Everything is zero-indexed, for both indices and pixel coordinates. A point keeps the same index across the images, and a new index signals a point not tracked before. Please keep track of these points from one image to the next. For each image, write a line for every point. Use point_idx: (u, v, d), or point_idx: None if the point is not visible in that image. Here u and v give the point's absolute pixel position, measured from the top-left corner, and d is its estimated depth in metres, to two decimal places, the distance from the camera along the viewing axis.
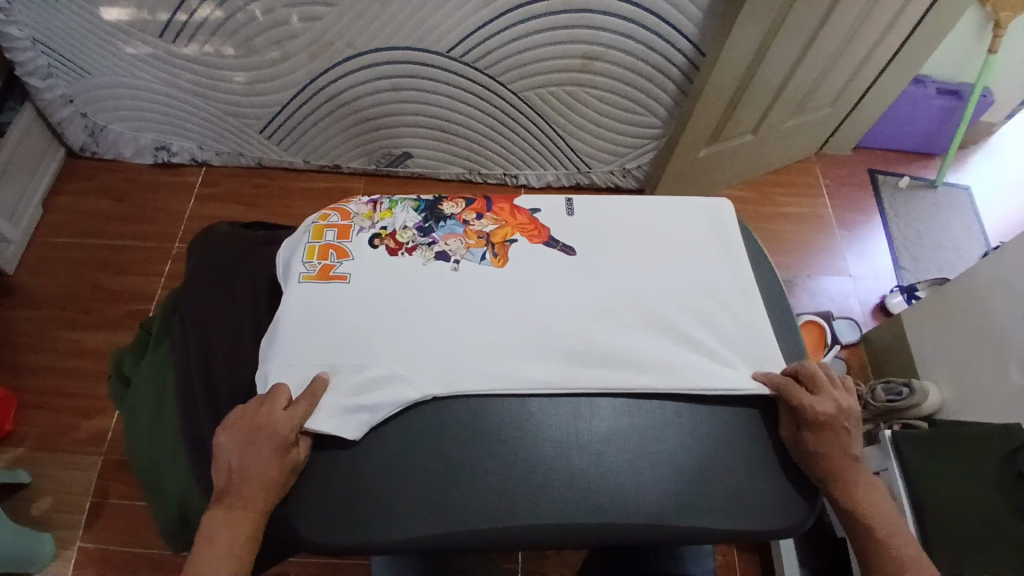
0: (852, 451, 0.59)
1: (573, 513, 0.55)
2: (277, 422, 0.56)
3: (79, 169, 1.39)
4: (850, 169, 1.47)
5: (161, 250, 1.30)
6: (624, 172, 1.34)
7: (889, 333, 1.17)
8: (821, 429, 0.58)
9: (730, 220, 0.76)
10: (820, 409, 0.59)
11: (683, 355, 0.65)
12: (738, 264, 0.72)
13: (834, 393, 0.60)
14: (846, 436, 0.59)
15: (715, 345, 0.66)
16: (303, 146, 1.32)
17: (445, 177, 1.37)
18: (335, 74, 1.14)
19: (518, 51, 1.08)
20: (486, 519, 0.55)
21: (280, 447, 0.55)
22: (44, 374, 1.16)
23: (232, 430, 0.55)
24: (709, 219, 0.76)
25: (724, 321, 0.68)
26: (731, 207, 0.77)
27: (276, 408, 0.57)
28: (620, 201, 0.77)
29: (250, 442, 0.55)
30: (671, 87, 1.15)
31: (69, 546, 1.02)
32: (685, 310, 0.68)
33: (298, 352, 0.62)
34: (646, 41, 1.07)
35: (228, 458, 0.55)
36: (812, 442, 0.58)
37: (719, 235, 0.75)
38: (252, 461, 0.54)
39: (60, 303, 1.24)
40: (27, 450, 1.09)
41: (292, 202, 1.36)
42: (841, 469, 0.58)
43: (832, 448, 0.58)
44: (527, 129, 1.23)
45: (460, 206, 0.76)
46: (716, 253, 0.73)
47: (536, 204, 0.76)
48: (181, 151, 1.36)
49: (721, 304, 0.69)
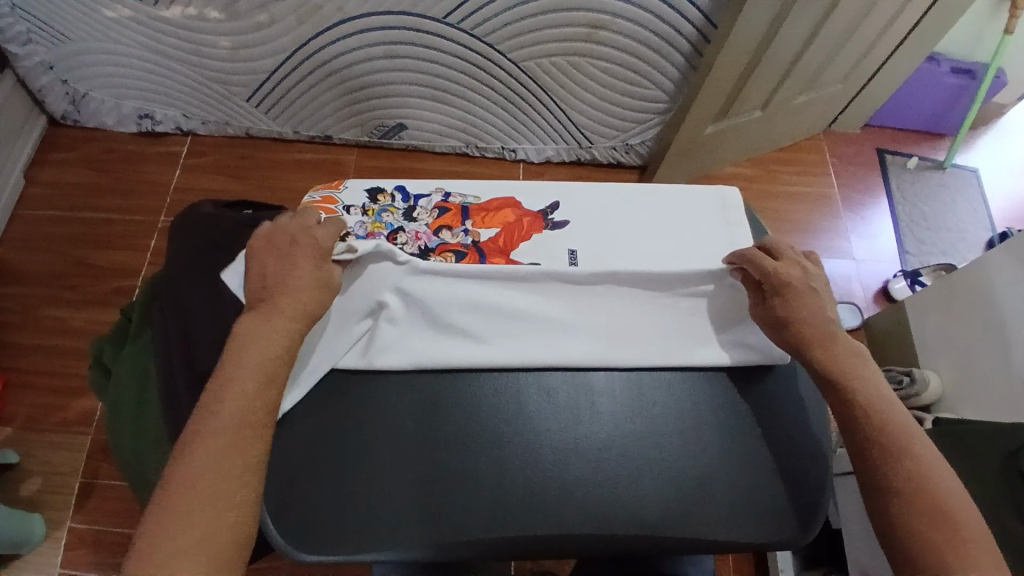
0: (828, 314, 0.55)
1: (573, 522, 0.52)
2: (317, 232, 0.55)
3: (61, 138, 1.33)
4: (858, 149, 1.43)
5: (147, 225, 1.26)
6: (627, 147, 1.29)
7: (892, 320, 1.16)
8: (786, 293, 0.56)
9: (738, 210, 0.71)
10: (784, 272, 0.56)
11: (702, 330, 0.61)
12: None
13: (800, 261, 0.58)
14: (817, 298, 0.56)
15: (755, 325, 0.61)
16: (291, 117, 1.26)
17: (441, 150, 1.32)
18: (324, 40, 1.08)
19: (519, 19, 1.02)
20: (481, 528, 0.52)
21: (318, 253, 0.55)
22: (32, 352, 1.14)
23: (267, 240, 0.55)
24: (716, 209, 0.71)
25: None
26: (738, 195, 0.71)
27: (310, 221, 0.56)
28: (619, 189, 0.73)
29: (285, 258, 0.54)
30: (679, 61, 1.10)
31: (60, 527, 1.01)
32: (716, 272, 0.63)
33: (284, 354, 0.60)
34: (654, 11, 1.01)
35: (262, 263, 0.53)
36: (780, 307, 0.56)
37: (726, 232, 0.70)
38: (292, 263, 0.53)
39: (44, 279, 1.20)
40: (15, 430, 1.08)
41: (281, 174, 1.31)
42: (817, 333, 0.54)
43: (805, 309, 0.55)
44: (527, 101, 1.18)
45: (449, 260, 0.69)
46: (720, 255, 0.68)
47: (533, 257, 0.68)
48: (166, 120, 1.30)
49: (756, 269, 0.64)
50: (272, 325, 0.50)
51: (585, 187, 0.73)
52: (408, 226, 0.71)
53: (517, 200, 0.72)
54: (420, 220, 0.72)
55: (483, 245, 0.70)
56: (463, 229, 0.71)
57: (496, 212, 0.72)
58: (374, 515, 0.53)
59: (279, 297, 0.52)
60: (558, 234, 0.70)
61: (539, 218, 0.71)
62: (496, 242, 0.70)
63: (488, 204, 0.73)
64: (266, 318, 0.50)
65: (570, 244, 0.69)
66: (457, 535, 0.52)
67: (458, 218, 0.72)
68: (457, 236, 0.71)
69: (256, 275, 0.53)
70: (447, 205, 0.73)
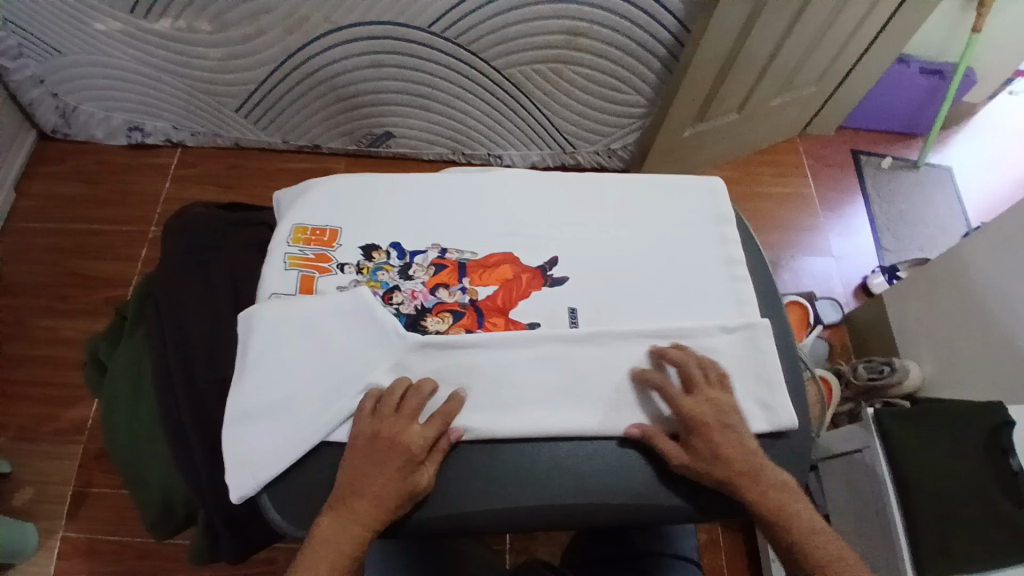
0: (745, 443, 0.55)
1: (561, 493, 0.54)
2: (409, 437, 0.52)
3: (50, 152, 1.34)
4: (833, 149, 1.48)
5: (138, 235, 1.27)
6: (611, 152, 1.32)
7: (872, 313, 1.19)
8: (708, 434, 0.54)
9: (725, 199, 0.69)
10: (698, 412, 0.55)
11: (702, 387, 0.59)
12: (753, 316, 0.62)
13: (710, 395, 0.56)
14: (732, 430, 0.55)
15: (761, 388, 0.60)
16: (281, 127, 1.29)
17: (428, 157, 1.35)
18: (312, 50, 1.11)
19: (500, 27, 1.06)
20: (474, 501, 0.53)
21: (407, 462, 0.52)
22: (22, 363, 1.14)
23: (367, 434, 0.53)
24: (702, 197, 0.69)
25: (748, 298, 0.63)
26: (724, 186, 0.70)
27: (409, 420, 0.53)
28: (602, 180, 0.68)
29: (382, 457, 0.52)
30: (657, 66, 1.13)
31: (52, 535, 1.02)
32: (721, 330, 0.60)
33: (275, 428, 0.55)
34: (631, 16, 1.05)
35: (355, 457, 0.52)
36: (697, 445, 0.54)
37: (713, 223, 0.67)
38: (377, 471, 0.51)
39: (33, 291, 1.21)
40: (4, 440, 1.08)
41: (271, 183, 1.33)
42: (732, 466, 0.53)
43: (723, 444, 0.54)
44: (511, 107, 1.21)
45: (446, 321, 0.61)
46: (724, 302, 0.63)
47: (533, 316, 0.61)
48: (155, 132, 1.31)
49: (761, 326, 0.61)
50: (348, 532, 0.50)
51: (572, 177, 0.68)
52: (404, 284, 0.62)
53: (515, 255, 0.63)
54: (415, 278, 0.63)
55: (482, 304, 0.62)
56: (461, 286, 0.62)
57: (494, 268, 0.63)
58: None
59: (356, 498, 0.51)
60: (557, 292, 0.62)
61: (538, 275, 0.62)
62: (494, 301, 0.62)
63: (486, 258, 0.63)
64: (346, 523, 0.50)
65: (570, 302, 0.61)
66: (455, 508, 0.53)
67: (455, 275, 0.63)
68: (454, 294, 0.62)
69: (344, 474, 0.52)
70: (444, 261, 0.63)
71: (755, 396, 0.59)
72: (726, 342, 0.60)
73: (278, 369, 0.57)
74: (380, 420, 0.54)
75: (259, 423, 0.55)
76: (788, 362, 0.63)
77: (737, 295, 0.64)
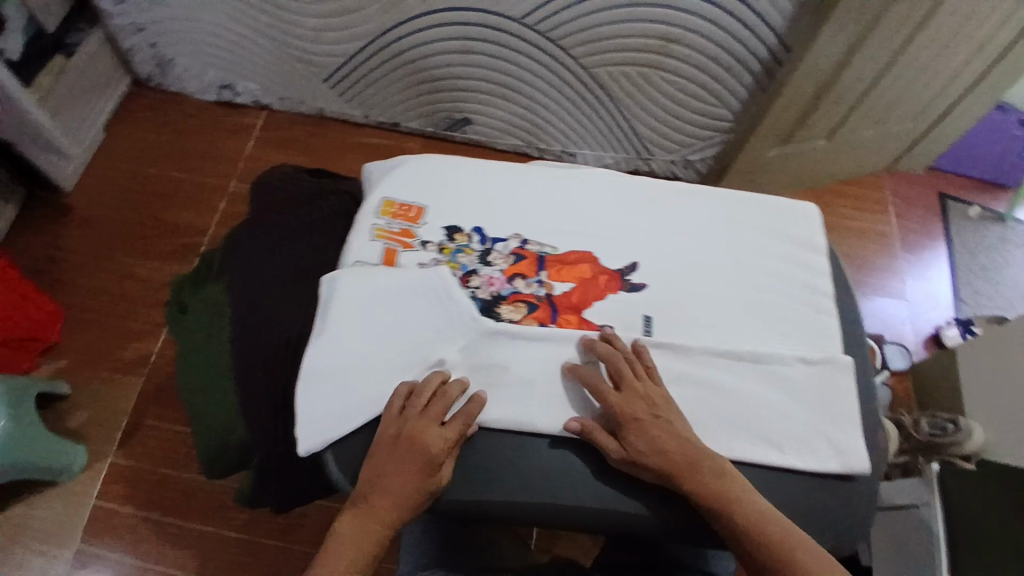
0: (683, 436, 0.53)
1: (604, 497, 0.54)
2: (428, 439, 0.52)
3: (143, 98, 1.40)
4: (918, 190, 1.41)
5: (218, 188, 1.32)
6: (686, 163, 1.29)
7: (939, 365, 1.13)
8: (640, 427, 0.53)
9: (818, 226, 0.67)
10: (628, 408, 0.54)
11: (770, 414, 0.58)
12: (835, 351, 0.61)
13: (642, 390, 0.55)
14: (664, 423, 0.53)
15: (830, 423, 0.58)
16: (364, 101, 1.31)
17: (502, 147, 1.36)
18: (404, 29, 1.13)
19: (593, 25, 1.05)
20: (520, 493, 0.54)
21: (425, 465, 0.52)
22: (95, 295, 1.21)
23: (389, 434, 0.53)
24: (795, 222, 0.67)
25: (831, 332, 0.62)
26: (817, 214, 0.68)
27: (430, 422, 0.53)
28: (693, 192, 0.67)
29: (402, 457, 0.52)
30: (748, 82, 1.10)
31: (101, 459, 1.09)
32: (800, 361, 0.60)
33: (342, 387, 0.57)
34: (728, 29, 1.02)
35: (375, 457, 0.53)
36: (632, 443, 0.52)
37: (802, 248, 0.66)
38: (395, 473, 0.52)
39: (113, 229, 1.27)
40: (69, 364, 1.15)
41: (346, 154, 1.36)
42: (671, 462, 0.51)
43: (656, 436, 0.52)
44: (592, 107, 1.20)
45: (520, 310, 0.61)
46: (806, 332, 0.62)
47: (608, 318, 0.61)
48: (244, 92, 1.36)
49: (844, 363, 0.60)
50: (366, 532, 0.51)
51: (661, 184, 0.67)
52: (482, 269, 0.63)
53: (594, 255, 0.64)
54: (493, 264, 0.63)
55: (556, 299, 0.62)
56: (538, 279, 0.63)
57: (573, 265, 0.63)
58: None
59: (375, 498, 0.52)
60: (634, 297, 0.62)
61: (616, 278, 0.62)
62: (569, 298, 0.62)
63: (565, 255, 0.64)
64: (366, 522, 0.52)
65: (646, 309, 0.61)
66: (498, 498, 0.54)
67: (533, 267, 0.63)
68: (531, 286, 0.63)
69: (364, 472, 0.53)
70: (523, 252, 0.64)
71: (825, 432, 0.58)
72: (804, 373, 0.59)
73: (352, 334, 0.59)
74: (404, 420, 0.54)
75: (330, 380, 0.58)
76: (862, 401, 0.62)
77: (819, 327, 0.62)
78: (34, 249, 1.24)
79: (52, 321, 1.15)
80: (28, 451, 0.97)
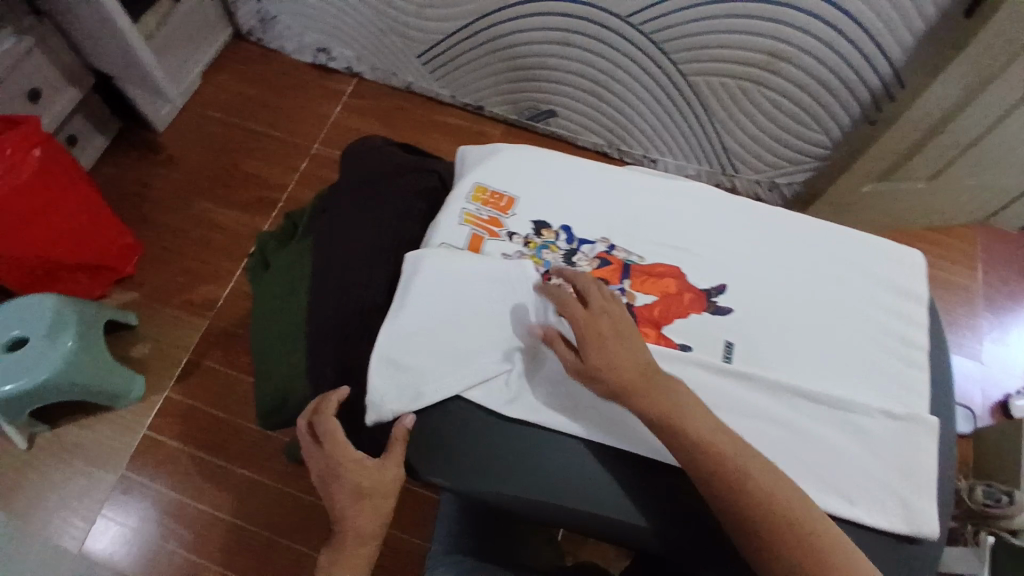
0: (642, 355, 0.53)
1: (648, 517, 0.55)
2: (349, 466, 0.56)
3: (242, 51, 1.45)
4: (1011, 250, 1.33)
5: (301, 148, 1.35)
6: (772, 186, 1.26)
7: (1004, 436, 1.07)
8: (599, 344, 0.53)
9: (920, 276, 0.64)
10: (592, 323, 0.54)
11: (844, 462, 0.56)
12: (920, 410, 0.58)
13: (607, 308, 0.55)
14: (625, 341, 0.54)
15: (905, 482, 0.56)
16: (453, 81, 1.32)
17: (583, 144, 1.35)
18: (506, 15, 1.12)
19: (701, 33, 1.02)
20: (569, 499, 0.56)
21: (355, 484, 0.56)
22: (172, 234, 1.26)
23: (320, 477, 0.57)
24: (895, 269, 0.64)
25: (917, 388, 0.59)
26: (922, 263, 0.65)
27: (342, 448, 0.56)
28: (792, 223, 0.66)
29: (352, 494, 0.56)
30: (853, 111, 1.06)
31: (157, 391, 1.14)
32: (881, 414, 0.57)
33: (419, 363, 0.58)
34: (842, 54, 0.98)
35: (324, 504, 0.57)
36: (592, 358, 0.53)
37: (900, 298, 0.63)
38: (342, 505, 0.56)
39: (197, 173, 1.32)
40: (140, 296, 1.21)
41: (427, 132, 1.38)
42: (628, 377, 0.52)
43: (615, 355, 0.53)
44: (682, 116, 1.17)
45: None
46: (891, 385, 0.59)
47: (688, 338, 0.60)
48: (339, 58, 1.38)
49: (929, 424, 0.57)
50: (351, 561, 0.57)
51: (759, 211, 0.66)
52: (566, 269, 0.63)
53: (682, 270, 0.63)
54: (578, 265, 0.63)
55: (637, 310, 0.61)
56: (621, 287, 0.62)
57: (659, 278, 0.62)
58: (488, 448, 0.57)
59: (347, 531, 0.56)
60: (720, 321, 0.60)
61: (701, 298, 0.61)
62: (650, 311, 0.61)
63: (651, 266, 0.63)
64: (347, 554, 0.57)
65: (728, 334, 0.60)
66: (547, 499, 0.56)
67: (617, 274, 0.62)
68: (612, 293, 0.62)
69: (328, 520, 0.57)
70: (609, 257, 0.63)
71: (897, 489, 0.55)
72: (883, 428, 0.57)
73: (429, 314, 0.59)
74: (329, 464, 0.56)
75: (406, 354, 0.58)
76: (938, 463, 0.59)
77: (905, 381, 0.59)
78: (122, 182, 1.30)
79: (129, 253, 1.20)
80: (91, 374, 1.02)
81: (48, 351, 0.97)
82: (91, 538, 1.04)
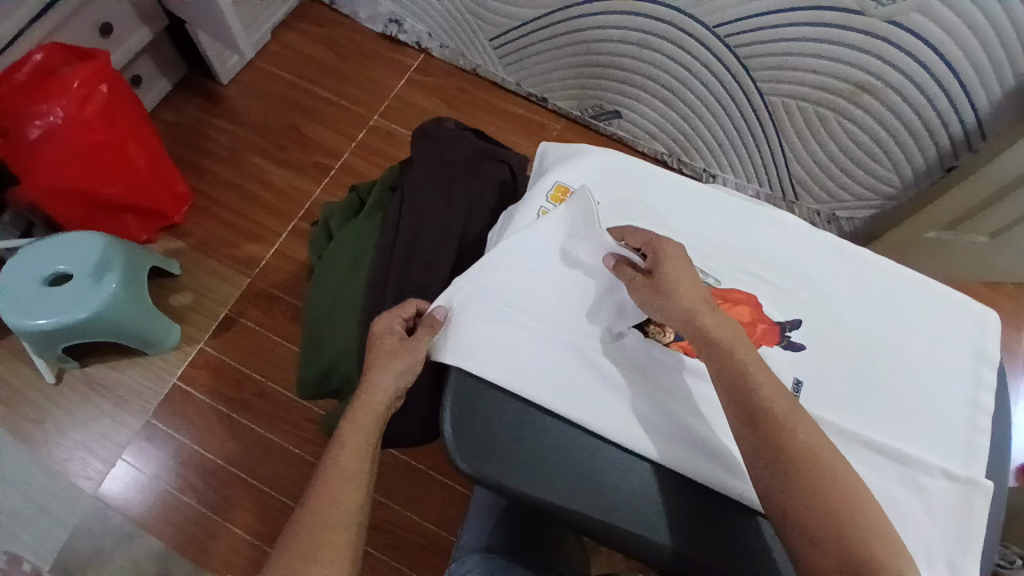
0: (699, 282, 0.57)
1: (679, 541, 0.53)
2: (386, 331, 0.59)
3: (314, 12, 1.44)
4: None
5: (360, 118, 1.34)
6: (831, 218, 1.22)
7: None
8: (669, 263, 0.57)
9: (994, 333, 0.62)
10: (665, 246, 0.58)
11: (897, 518, 0.54)
12: (978, 474, 0.56)
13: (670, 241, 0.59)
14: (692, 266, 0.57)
15: (956, 548, 0.54)
16: (522, 70, 1.30)
17: (643, 149, 1.33)
18: (589, 10, 1.10)
19: (786, 54, 0.99)
20: (602, 510, 0.53)
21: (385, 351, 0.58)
22: (223, 187, 1.26)
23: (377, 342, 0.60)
24: (974, 325, 0.62)
25: (982, 453, 0.57)
26: (1000, 323, 0.62)
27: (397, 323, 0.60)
28: (873, 266, 0.64)
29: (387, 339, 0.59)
30: (931, 154, 1.03)
31: (192, 343, 1.15)
32: (941, 474, 0.55)
33: (509, 306, 0.60)
34: (930, 95, 0.95)
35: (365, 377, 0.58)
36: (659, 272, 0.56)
37: (976, 356, 0.61)
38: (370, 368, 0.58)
39: (255, 129, 1.31)
40: (185, 246, 1.21)
41: (488, 118, 1.37)
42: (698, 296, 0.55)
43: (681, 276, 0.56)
44: (751, 136, 1.15)
45: (666, 335, 0.61)
46: (955, 447, 0.57)
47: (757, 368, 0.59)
48: (410, 31, 1.37)
49: (983, 488, 0.54)
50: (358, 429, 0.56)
51: (848, 248, 0.64)
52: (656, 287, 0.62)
53: (759, 299, 0.62)
54: None
55: None
56: None
57: (733, 305, 0.62)
58: (526, 444, 0.56)
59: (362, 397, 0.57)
60: (790, 358, 0.60)
61: (775, 331, 0.61)
62: None
63: (727, 292, 0.63)
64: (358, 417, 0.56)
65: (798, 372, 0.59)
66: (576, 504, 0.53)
67: None
68: None
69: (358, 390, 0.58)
70: None
71: (947, 554, 0.53)
72: (941, 488, 0.55)
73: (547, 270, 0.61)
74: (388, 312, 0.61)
75: (508, 287, 0.60)
76: (989, 530, 0.57)
77: (970, 444, 0.58)
78: (179, 129, 1.30)
79: (180, 201, 1.20)
80: (131, 316, 1.03)
81: (93, 292, 0.97)
82: (110, 480, 1.06)
